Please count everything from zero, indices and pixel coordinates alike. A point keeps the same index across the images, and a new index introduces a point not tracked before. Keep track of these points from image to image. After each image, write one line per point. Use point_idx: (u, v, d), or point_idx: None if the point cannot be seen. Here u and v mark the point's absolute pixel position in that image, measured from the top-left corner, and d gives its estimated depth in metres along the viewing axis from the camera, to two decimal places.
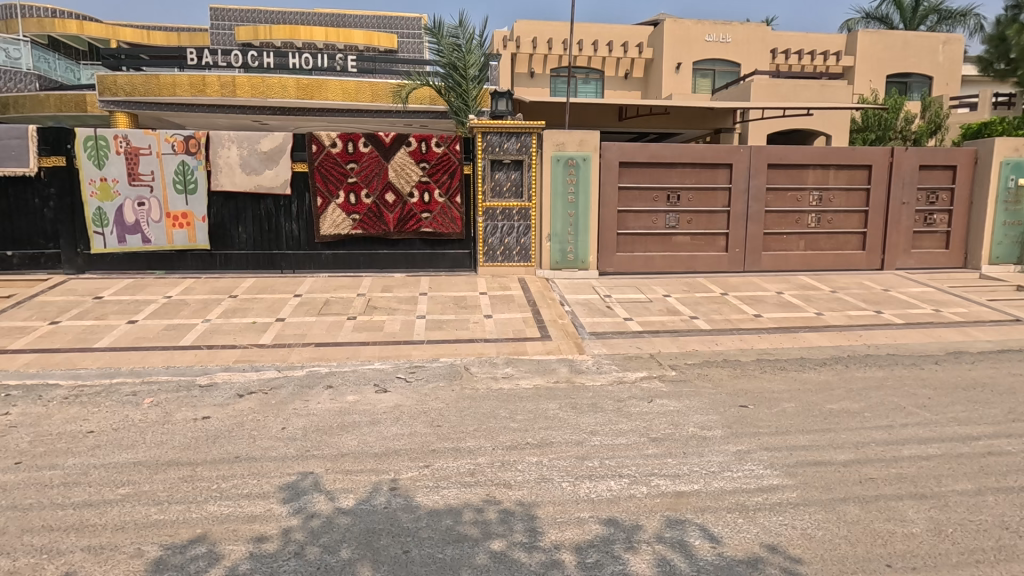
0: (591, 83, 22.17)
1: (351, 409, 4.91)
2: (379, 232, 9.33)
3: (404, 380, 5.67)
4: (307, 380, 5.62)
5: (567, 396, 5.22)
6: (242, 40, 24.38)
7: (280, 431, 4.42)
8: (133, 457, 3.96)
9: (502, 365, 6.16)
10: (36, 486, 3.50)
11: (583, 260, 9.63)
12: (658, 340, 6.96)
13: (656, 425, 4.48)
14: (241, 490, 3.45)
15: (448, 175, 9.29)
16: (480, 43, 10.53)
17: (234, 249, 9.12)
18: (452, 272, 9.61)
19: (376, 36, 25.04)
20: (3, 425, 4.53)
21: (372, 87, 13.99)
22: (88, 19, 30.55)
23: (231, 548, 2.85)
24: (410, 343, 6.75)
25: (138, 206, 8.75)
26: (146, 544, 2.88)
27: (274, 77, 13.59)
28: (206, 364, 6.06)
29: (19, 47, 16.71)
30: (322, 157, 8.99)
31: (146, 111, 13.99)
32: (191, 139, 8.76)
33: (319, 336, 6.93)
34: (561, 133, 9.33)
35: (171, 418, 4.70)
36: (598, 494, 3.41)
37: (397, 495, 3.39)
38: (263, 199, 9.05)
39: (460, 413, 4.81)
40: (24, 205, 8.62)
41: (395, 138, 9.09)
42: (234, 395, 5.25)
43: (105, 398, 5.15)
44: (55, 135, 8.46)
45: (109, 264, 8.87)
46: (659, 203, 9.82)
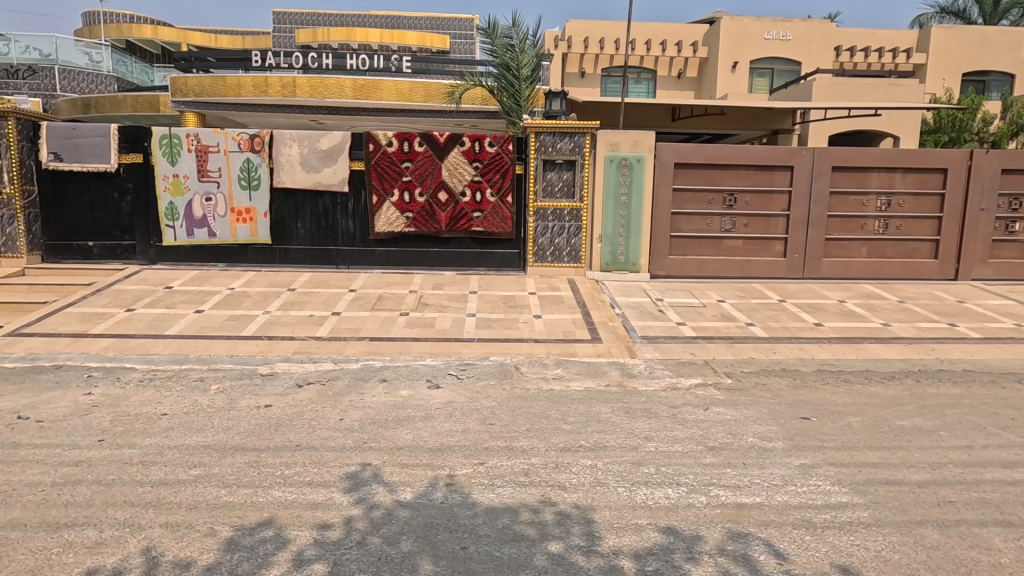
0: (643, 83, 21.78)
1: (405, 403, 5.00)
2: (431, 230, 9.47)
3: (455, 376, 5.75)
4: (362, 373, 5.77)
5: (619, 400, 5.15)
6: (302, 43, 25.46)
7: (338, 421, 4.54)
8: (202, 440, 4.15)
9: (552, 366, 6.14)
10: (117, 464, 3.72)
11: (634, 262, 9.49)
12: (713, 347, 6.79)
13: (714, 434, 4.36)
14: (304, 478, 3.56)
15: (500, 174, 9.32)
16: (534, 42, 10.53)
17: (293, 244, 9.45)
18: (501, 271, 9.65)
19: (429, 37, 25.34)
20: (86, 404, 4.84)
21: (426, 88, 14.19)
22: (162, 24, 32.63)
23: (298, 534, 2.94)
24: (461, 341, 6.81)
25: (206, 201, 9.19)
26: (218, 525, 3.02)
27: (332, 78, 13.99)
28: (267, 354, 6.30)
29: (101, 51, 17.99)
30: (378, 156, 9.21)
31: (214, 109, 14.73)
32: (256, 138, 9.13)
33: (373, 330, 7.09)
34: (615, 133, 9.21)
35: (236, 405, 4.91)
36: (656, 501, 3.35)
37: (454, 491, 3.43)
38: (321, 196, 9.33)
39: (513, 413, 4.81)
40: (104, 199, 9.20)
41: (449, 138, 9.21)
42: (293, 384, 5.44)
43: (176, 383, 5.44)
44: (134, 134, 8.99)
45: (178, 256, 9.33)
46: (715, 205, 9.56)
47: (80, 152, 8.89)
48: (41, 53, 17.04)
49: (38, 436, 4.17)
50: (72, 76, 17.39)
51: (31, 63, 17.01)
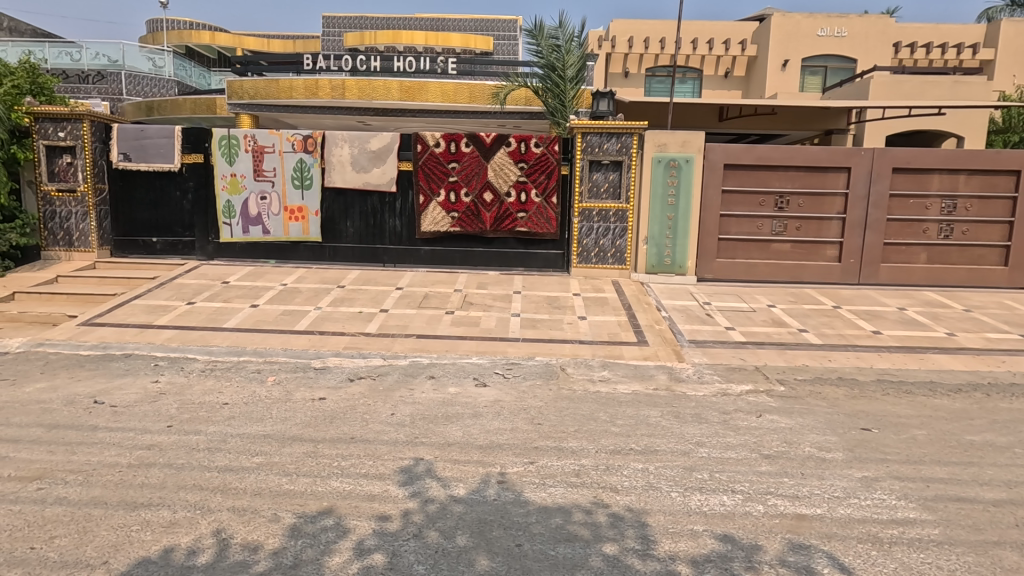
0: (688, 83, 21.39)
1: (454, 400, 5.07)
2: (476, 230, 9.56)
3: (502, 375, 5.79)
4: (410, 370, 5.87)
5: (669, 404, 5.08)
6: (350, 45, 26.14)
7: (390, 416, 4.65)
8: (262, 429, 4.32)
9: (598, 368, 6.11)
10: (184, 449, 3.90)
11: (680, 265, 9.35)
12: (764, 352, 6.62)
13: (768, 442, 4.25)
14: (360, 470, 3.66)
15: (546, 175, 9.33)
16: (580, 42, 10.47)
17: (342, 242, 9.70)
18: (544, 272, 9.66)
19: (472, 39, 25.50)
20: (154, 391, 5.10)
21: (470, 89, 14.36)
22: (219, 31, 34.26)
23: (357, 524, 3.03)
24: (506, 341, 6.85)
25: (261, 200, 9.53)
26: (282, 511, 3.13)
27: (379, 80, 14.33)
28: (319, 348, 6.49)
29: (163, 56, 18.83)
30: (425, 156, 9.36)
31: (266, 111, 15.23)
32: (309, 139, 9.40)
33: (420, 328, 7.21)
34: (664, 133, 9.08)
35: (292, 397, 5.08)
36: (711, 507, 3.29)
37: (506, 488, 3.46)
38: (370, 195, 9.55)
39: (560, 413, 4.82)
40: (167, 197, 9.66)
41: (496, 138, 9.26)
42: (345, 378, 5.59)
43: (235, 374, 5.67)
44: (195, 135, 9.41)
45: (234, 252, 9.72)
46: (765, 208, 9.30)
47: (147, 152, 9.38)
48: (109, 59, 18.03)
49: (113, 419, 4.42)
50: (137, 81, 18.39)
51: (99, 68, 17.97)
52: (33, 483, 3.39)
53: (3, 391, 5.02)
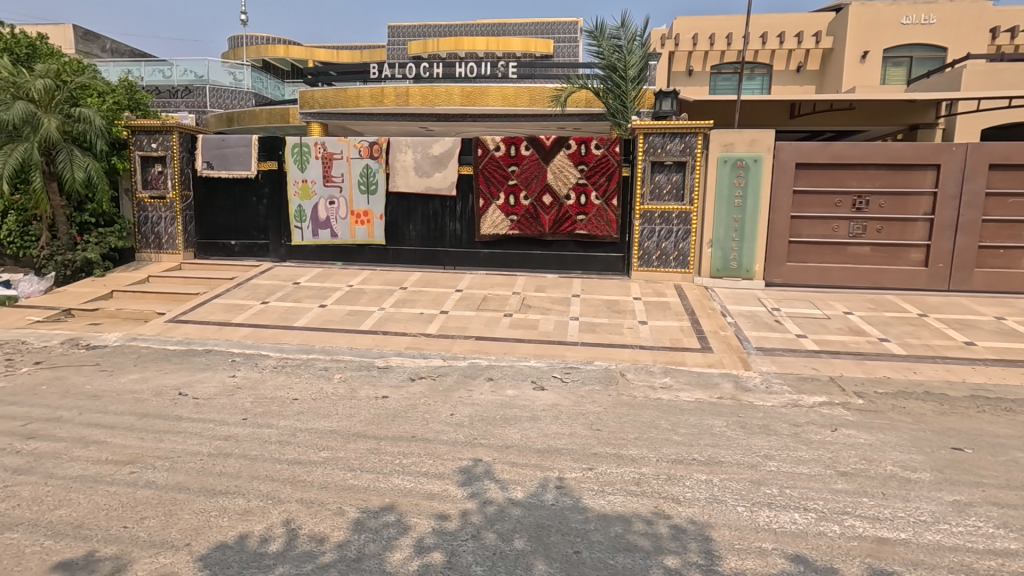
0: (756, 78, 20.43)
1: (512, 403, 5.08)
2: (535, 233, 9.57)
3: (560, 379, 5.75)
4: (469, 371, 5.95)
5: (734, 414, 4.87)
6: (414, 54, 26.86)
7: (449, 416, 4.72)
8: (329, 424, 4.50)
9: (659, 374, 5.95)
10: (258, 441, 4.12)
11: (747, 268, 8.98)
12: (839, 362, 6.23)
13: (844, 458, 3.99)
14: (421, 468, 3.73)
15: (606, 177, 9.22)
16: (642, 42, 10.29)
17: (405, 244, 9.97)
18: (603, 275, 9.54)
19: (533, 43, 25.38)
20: (231, 385, 5.43)
21: (531, 92, 14.31)
22: (293, 44, 36.21)
23: (417, 521, 3.08)
24: (564, 344, 6.81)
25: (329, 205, 9.95)
26: (347, 506, 3.24)
27: (441, 86, 14.51)
28: (382, 348, 6.69)
29: (242, 70, 19.95)
30: (485, 160, 9.47)
31: (336, 119, 15.84)
32: (375, 145, 9.72)
33: (478, 330, 7.29)
34: (730, 133, 8.75)
35: (357, 394, 5.26)
36: (781, 525, 3.12)
37: (564, 494, 3.42)
38: (432, 199, 9.78)
39: (619, 419, 4.73)
40: (245, 202, 10.26)
41: (556, 141, 9.24)
42: (407, 378, 5.73)
43: (304, 370, 5.95)
44: (271, 143, 9.95)
45: (305, 254, 10.20)
46: (842, 209, 8.77)
47: (227, 161, 10.01)
48: (195, 74, 19.41)
49: (195, 411, 4.74)
50: (220, 94, 19.66)
51: (187, 84, 19.39)
52: (127, 466, 3.68)
53: (102, 380, 5.50)
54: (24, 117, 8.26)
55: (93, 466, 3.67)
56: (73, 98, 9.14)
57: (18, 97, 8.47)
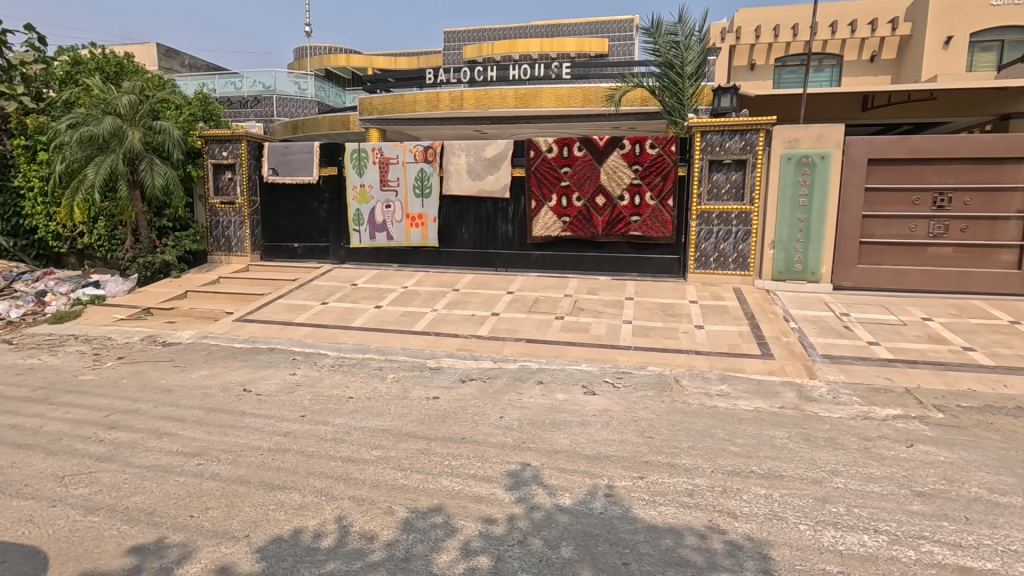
0: (825, 70, 19.36)
1: (562, 407, 5.02)
2: (587, 235, 9.46)
3: (611, 385, 5.64)
4: (520, 374, 5.94)
5: (797, 425, 4.61)
6: (469, 58, 27.20)
7: (498, 419, 4.71)
8: (381, 424, 4.60)
9: (716, 381, 5.73)
10: (314, 438, 4.26)
11: (813, 271, 8.52)
12: (916, 372, 5.79)
13: (922, 477, 3.69)
14: (469, 470, 3.75)
15: (662, 177, 8.99)
16: (700, 37, 9.97)
17: (458, 247, 10.10)
18: (658, 277, 9.31)
19: (588, 43, 25.54)
20: (291, 382, 5.67)
21: (585, 92, 14.12)
22: (354, 53, 37.58)
23: (464, 524, 3.09)
24: (616, 348, 6.68)
25: (386, 208, 10.21)
26: (396, 505, 3.29)
27: (495, 89, 14.58)
28: (434, 349, 6.79)
29: (307, 80, 20.87)
30: (538, 162, 9.45)
31: (393, 125, 16.26)
32: (429, 149, 9.88)
33: (529, 332, 7.27)
34: (795, 128, 8.33)
35: (409, 394, 5.35)
36: (848, 547, 2.92)
37: (614, 502, 3.34)
38: (484, 202, 9.87)
39: (672, 427, 4.57)
40: (307, 207, 10.70)
41: (610, 141, 9.09)
42: (458, 379, 5.79)
43: (360, 370, 6.12)
44: (331, 150, 10.32)
45: (362, 256, 10.52)
46: (920, 207, 8.18)
47: (291, 167, 10.47)
48: (263, 85, 20.41)
49: (258, 406, 4.97)
50: (285, 103, 20.59)
51: (256, 94, 20.45)
52: (194, 458, 3.89)
53: (175, 375, 5.87)
54: (112, 131, 8.90)
55: (165, 457, 3.91)
56: (155, 111, 9.78)
57: (107, 112, 9.14)
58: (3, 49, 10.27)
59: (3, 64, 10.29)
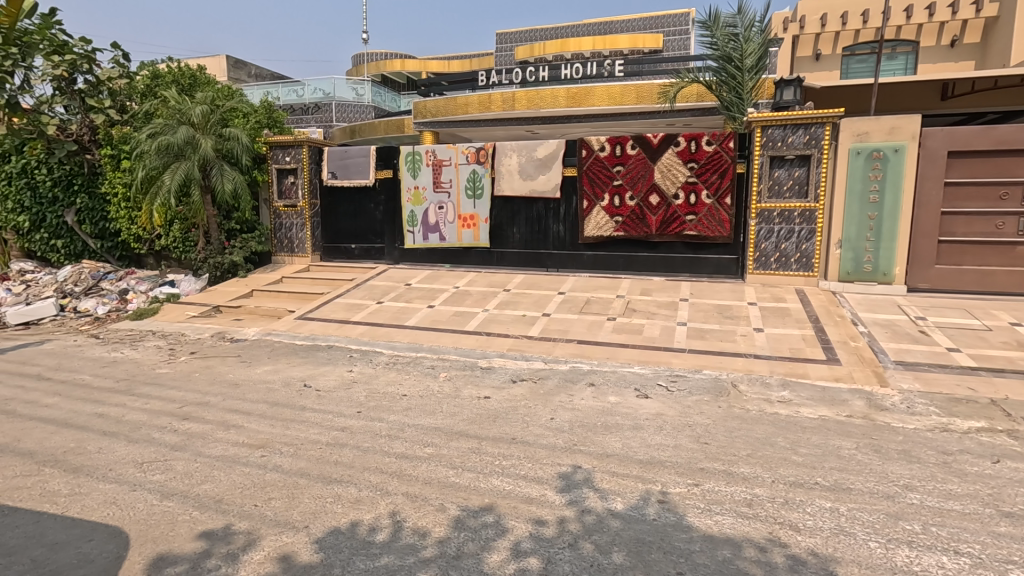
0: (899, 58, 17.30)
1: (614, 410, 4.96)
2: (640, 234, 9.28)
3: (665, 388, 5.50)
4: (571, 375, 5.91)
5: (867, 436, 4.34)
6: (521, 59, 27.29)
7: (549, 420, 4.69)
8: (434, 422, 4.68)
9: (777, 387, 5.48)
10: (370, 434, 4.39)
11: (885, 271, 8.01)
12: (1002, 383, 5.34)
13: (1010, 497, 3.39)
14: (520, 471, 3.76)
15: (719, 174, 8.71)
16: (761, 28, 9.60)
17: (509, 247, 10.14)
18: (715, 278, 9.03)
19: (641, 38, 25.62)
20: (349, 379, 5.87)
21: (638, 89, 13.87)
22: (409, 58, 38.55)
23: (515, 524, 3.10)
24: (670, 351, 6.52)
25: (439, 210, 10.38)
26: (448, 503, 3.34)
27: (547, 89, 14.62)
28: (486, 349, 6.85)
29: (364, 85, 21.52)
30: (590, 161, 9.37)
31: (446, 127, 16.53)
32: (481, 151, 9.98)
33: (581, 333, 7.21)
34: (864, 121, 7.87)
35: (461, 393, 5.42)
36: (923, 569, 2.72)
37: (668, 509, 3.26)
38: (536, 202, 9.87)
39: (730, 433, 4.42)
40: (364, 209, 11.03)
41: (664, 138, 8.90)
42: (509, 379, 5.82)
43: (413, 368, 6.25)
44: (387, 153, 10.60)
45: (416, 257, 10.74)
46: (1008, 203, 7.56)
47: (348, 171, 10.83)
48: (324, 92, 21.20)
49: (318, 402, 5.17)
50: (344, 109, 21.33)
51: (317, 101, 21.28)
52: (259, 450, 4.09)
53: (242, 370, 6.19)
54: (186, 139, 9.48)
55: (231, 448, 4.13)
56: (224, 120, 10.35)
57: (182, 122, 9.73)
58: (92, 66, 11.14)
59: (92, 80, 11.16)
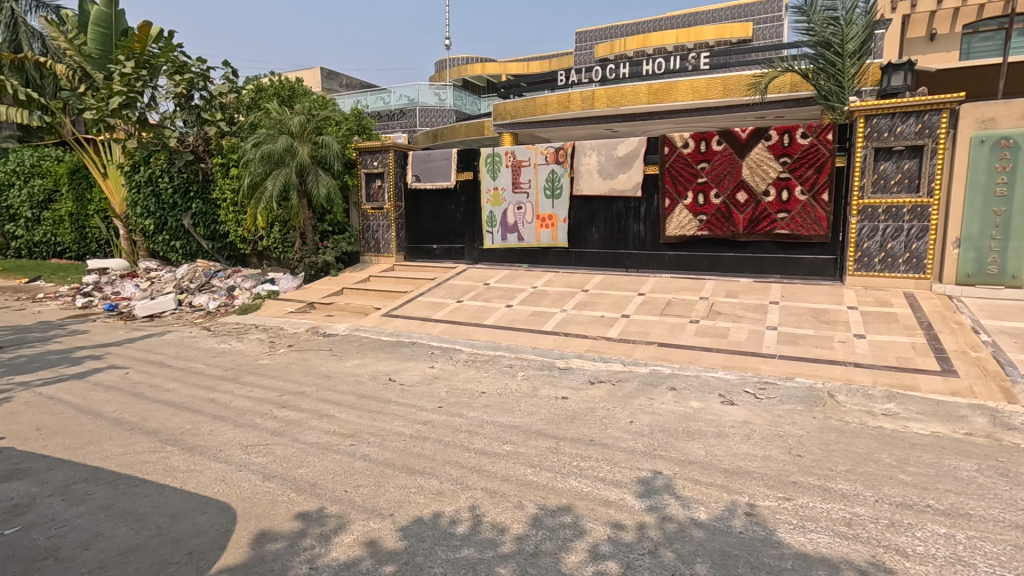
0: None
1: (696, 416, 4.78)
2: (726, 234, 8.88)
3: (752, 395, 5.23)
4: (651, 379, 5.76)
5: (990, 457, 3.89)
6: (601, 56, 27.00)
7: (628, 423, 4.60)
8: (512, 420, 4.73)
9: (880, 399, 5.04)
10: (451, 429, 4.52)
11: (1014, 274, 7.17)
12: None
13: None
14: (598, 473, 3.71)
15: (815, 169, 8.18)
16: (865, 10, 8.88)
17: (588, 247, 10.06)
18: (809, 280, 8.47)
19: (728, 28, 24.75)
20: (430, 374, 6.08)
21: (725, 82, 13.25)
22: (490, 62, 39.32)
23: (593, 527, 3.07)
24: (758, 356, 6.18)
25: (517, 210, 10.47)
26: (526, 500, 3.36)
27: (628, 86, 14.29)
28: (563, 349, 6.83)
29: (447, 90, 22.13)
30: (673, 158, 9.09)
31: (525, 128, 16.62)
32: (560, 151, 9.95)
33: (661, 336, 7.00)
34: (989, 106, 7.06)
35: (539, 393, 5.44)
36: None
37: (756, 523, 3.09)
38: (615, 201, 9.72)
39: (826, 446, 4.12)
40: (446, 211, 11.36)
41: (753, 132, 8.46)
42: (587, 381, 5.77)
43: (491, 366, 6.36)
44: (468, 155, 10.85)
45: (495, 257, 10.91)
46: None
47: (431, 174, 11.20)
48: (408, 98, 22.05)
49: (402, 396, 5.38)
50: (428, 114, 22.05)
51: (402, 107, 22.18)
52: (348, 439, 4.33)
53: (333, 363, 6.58)
54: (286, 147, 10.20)
55: (324, 436, 4.40)
56: (320, 128, 11.05)
57: (282, 132, 10.47)
58: (207, 83, 12.24)
59: (207, 96, 12.25)
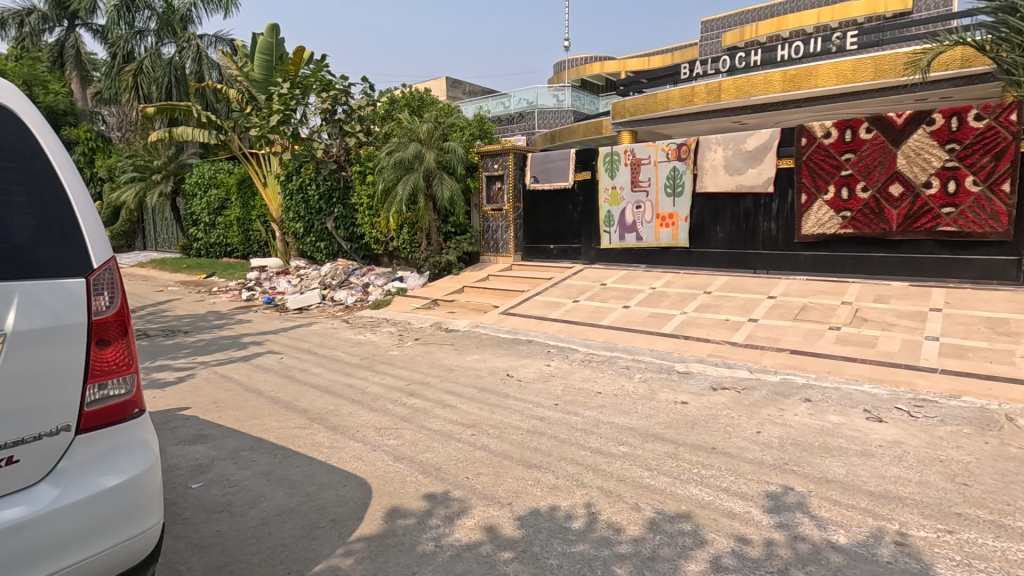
0: None
1: (835, 431, 4.36)
2: (875, 231, 7.97)
3: (905, 413, 4.65)
4: (782, 388, 5.34)
5: None
6: (728, 45, 25.28)
7: (754, 434, 4.32)
8: (628, 421, 4.67)
9: None
10: (566, 426, 4.56)
11: None
12: None
13: None
14: (721, 483, 3.54)
15: (993, 155, 7.06)
16: None
17: (712, 247, 9.58)
18: (982, 284, 7.33)
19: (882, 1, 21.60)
20: (547, 372, 6.17)
21: (877, 61, 11.86)
22: (609, 61, 38.87)
23: (715, 538, 2.94)
24: (913, 369, 5.48)
25: (636, 209, 10.22)
26: (643, 503, 3.31)
27: (759, 74, 13.40)
28: (683, 352, 6.59)
29: (564, 91, 22.15)
30: (811, 150, 8.35)
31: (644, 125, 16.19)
32: (683, 146, 9.52)
33: (794, 342, 6.47)
34: None
35: (656, 396, 5.30)
36: None
37: (907, 554, 2.77)
38: (744, 198, 9.15)
39: (1000, 476, 3.56)
40: (563, 211, 11.43)
41: (912, 117, 7.52)
42: (709, 386, 5.50)
43: (607, 367, 6.31)
44: (586, 155, 10.81)
45: (612, 257, 10.77)
46: None
47: (550, 174, 11.34)
48: (527, 101, 22.67)
49: (519, 391, 5.54)
50: (546, 116, 22.31)
51: (521, 110, 22.90)
52: (470, 429, 4.54)
53: (455, 357, 6.93)
54: (415, 154, 10.92)
55: (448, 424, 4.66)
56: (445, 134, 11.67)
57: (412, 139, 11.22)
58: (347, 98, 13.44)
59: (348, 110, 13.47)
